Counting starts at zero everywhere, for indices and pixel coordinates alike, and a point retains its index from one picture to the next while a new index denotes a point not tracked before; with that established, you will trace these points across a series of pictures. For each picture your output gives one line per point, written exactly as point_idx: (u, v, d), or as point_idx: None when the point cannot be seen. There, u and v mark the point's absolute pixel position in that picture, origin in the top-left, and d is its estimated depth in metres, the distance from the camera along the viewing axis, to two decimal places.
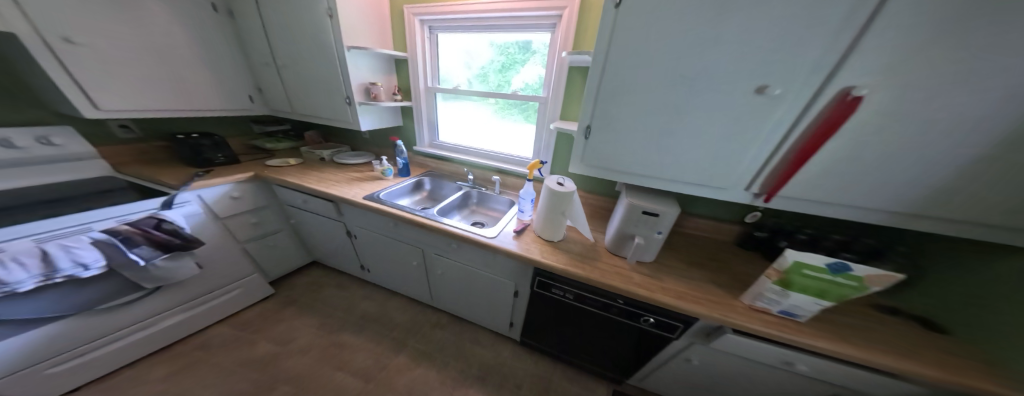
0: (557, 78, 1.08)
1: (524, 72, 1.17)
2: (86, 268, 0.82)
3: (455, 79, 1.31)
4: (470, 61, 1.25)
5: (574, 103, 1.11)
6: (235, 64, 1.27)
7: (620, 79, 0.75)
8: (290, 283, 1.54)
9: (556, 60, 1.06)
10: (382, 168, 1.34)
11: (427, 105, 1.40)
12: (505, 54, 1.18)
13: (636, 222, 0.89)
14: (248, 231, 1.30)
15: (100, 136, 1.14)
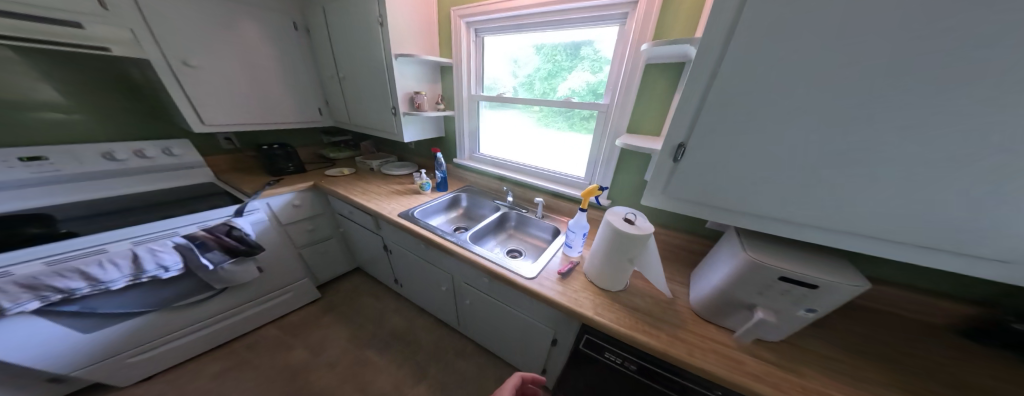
0: (629, 81, 0.85)
1: (576, 77, 1.00)
2: (166, 270, 0.87)
3: (496, 87, 1.21)
4: (516, 66, 1.13)
5: (646, 111, 0.86)
6: (310, 79, 1.35)
7: (752, 81, 0.51)
8: (335, 288, 1.58)
9: (631, 58, 0.83)
10: (421, 182, 1.27)
11: (467, 115, 1.32)
12: (555, 56, 1.02)
13: (758, 290, 0.60)
14: (305, 238, 1.35)
15: (210, 145, 1.30)
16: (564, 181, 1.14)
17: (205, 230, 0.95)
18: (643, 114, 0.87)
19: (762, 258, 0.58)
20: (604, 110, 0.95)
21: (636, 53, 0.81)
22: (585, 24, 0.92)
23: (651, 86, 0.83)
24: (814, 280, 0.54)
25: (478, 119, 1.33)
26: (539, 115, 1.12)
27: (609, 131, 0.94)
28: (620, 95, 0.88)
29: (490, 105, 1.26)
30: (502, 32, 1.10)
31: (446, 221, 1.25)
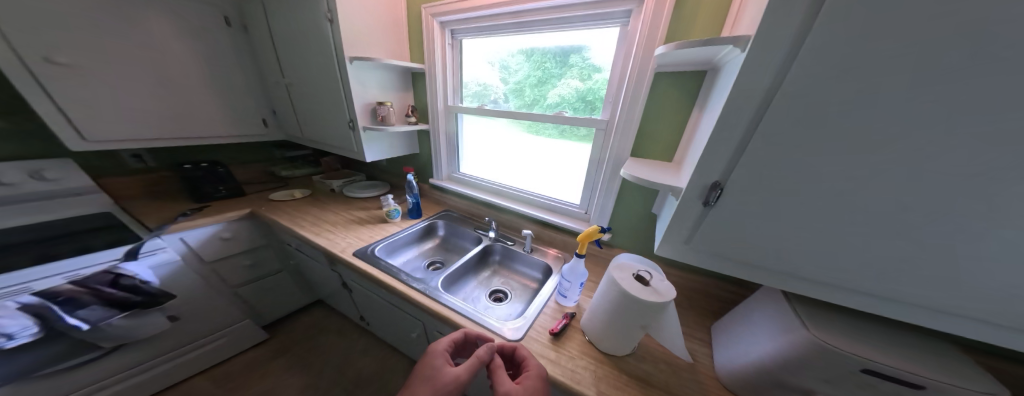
0: (633, 98, 0.70)
1: (568, 89, 0.86)
2: (10, 339, 0.66)
3: (484, 91, 1.04)
4: (506, 71, 0.96)
5: (655, 133, 0.71)
6: (249, 84, 1.15)
7: (833, 101, 0.35)
8: (291, 324, 1.36)
9: (635, 70, 0.68)
10: (387, 208, 1.10)
11: (449, 128, 1.15)
12: (541, 66, 0.88)
13: (825, 377, 0.44)
14: (241, 274, 1.14)
15: (107, 166, 1.04)
16: (556, 209, 1.00)
17: (77, 283, 0.73)
18: (650, 136, 0.72)
19: (826, 337, 0.44)
20: (606, 129, 0.81)
21: (644, 63, 0.67)
22: (578, 24, 0.78)
23: (663, 103, 0.67)
24: (916, 378, 0.40)
25: (460, 134, 1.17)
26: (529, 127, 0.97)
27: (610, 156, 0.79)
28: (624, 113, 0.73)
29: (473, 118, 1.11)
30: (482, 34, 0.95)
31: (415, 254, 1.09)
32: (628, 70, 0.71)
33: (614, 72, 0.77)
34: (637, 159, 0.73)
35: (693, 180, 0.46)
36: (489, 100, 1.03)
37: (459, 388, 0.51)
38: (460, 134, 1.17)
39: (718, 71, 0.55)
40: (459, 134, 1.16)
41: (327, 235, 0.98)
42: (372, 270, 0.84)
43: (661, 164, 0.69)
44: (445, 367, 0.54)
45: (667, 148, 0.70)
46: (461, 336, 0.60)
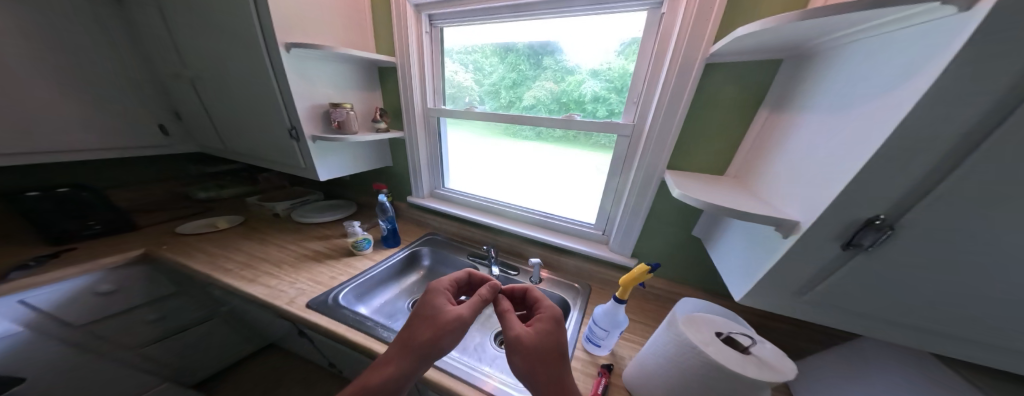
0: (672, 100, 0.56)
1: (543, 91, 0.76)
2: None
3: (459, 91, 0.88)
4: (478, 71, 0.83)
5: (705, 143, 0.57)
6: (135, 80, 0.87)
7: None
8: (236, 377, 1.02)
9: (676, 65, 0.54)
10: (354, 238, 0.85)
11: (430, 135, 0.95)
12: (515, 68, 0.78)
13: None
14: (145, 333, 0.85)
15: None
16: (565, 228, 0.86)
17: None
18: (695, 146, 0.58)
19: None
20: (631, 136, 0.68)
21: (690, 56, 0.53)
22: (585, 11, 0.65)
23: (718, 105, 0.54)
24: None
25: (444, 142, 0.97)
26: (510, 138, 0.87)
27: (638, 168, 0.65)
28: (655, 118, 0.59)
29: (460, 123, 0.92)
30: (470, 20, 0.77)
31: (395, 293, 0.86)
32: (666, 65, 0.57)
33: (642, 66, 0.63)
34: (676, 172, 0.60)
35: (817, 213, 0.32)
36: (465, 104, 0.88)
37: (460, 326, 0.52)
38: (444, 143, 0.97)
39: (807, 61, 0.43)
40: (444, 142, 0.97)
41: (267, 282, 0.72)
42: (337, 328, 0.60)
43: (714, 180, 0.55)
44: (447, 306, 0.54)
45: (719, 161, 0.57)
46: (464, 277, 0.61)
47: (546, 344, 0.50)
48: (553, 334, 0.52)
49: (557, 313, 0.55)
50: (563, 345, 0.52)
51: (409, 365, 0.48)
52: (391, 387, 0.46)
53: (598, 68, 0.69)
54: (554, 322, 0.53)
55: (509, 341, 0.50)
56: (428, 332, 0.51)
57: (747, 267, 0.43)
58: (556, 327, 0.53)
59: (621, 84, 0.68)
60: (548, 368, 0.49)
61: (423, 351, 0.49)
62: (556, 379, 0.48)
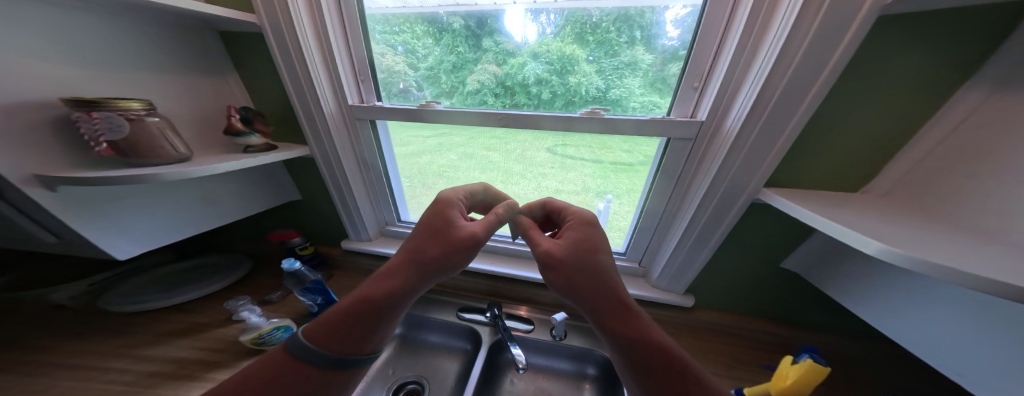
0: (786, 93, 0.39)
1: (486, 77, 0.57)
2: None
3: (389, 76, 0.60)
4: (411, 55, 0.57)
5: (836, 148, 0.41)
6: None
7: None
8: None
9: (805, 42, 0.36)
10: (250, 336, 0.52)
11: (358, 142, 0.65)
12: (452, 50, 0.56)
13: None
14: None
15: None
16: None
17: None
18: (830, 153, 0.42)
19: None
20: (695, 141, 0.50)
21: (839, 30, 0.34)
22: None
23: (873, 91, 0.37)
24: None
25: (387, 152, 0.69)
26: (460, 138, 0.64)
27: (708, 189, 0.49)
28: (745, 121, 0.42)
29: (407, 126, 0.64)
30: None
31: None
32: (774, 43, 0.38)
33: (730, 40, 0.44)
34: (780, 190, 0.45)
35: None
36: (400, 93, 0.61)
37: (473, 245, 0.44)
38: (389, 155, 0.69)
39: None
40: (388, 153, 0.69)
41: None
42: None
43: (858, 201, 0.41)
44: (458, 217, 0.46)
45: (849, 169, 0.43)
46: (481, 187, 0.52)
47: (578, 253, 0.42)
48: (590, 240, 0.44)
49: (592, 219, 0.46)
50: (605, 255, 0.43)
51: (411, 280, 0.43)
52: (389, 302, 0.41)
53: (537, 46, 0.53)
54: (590, 229, 0.45)
55: (535, 257, 0.44)
56: (436, 247, 0.44)
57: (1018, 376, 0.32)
58: (593, 236, 0.45)
59: (565, 67, 0.54)
60: (586, 279, 0.42)
61: (426, 266, 0.43)
62: (596, 289, 0.41)
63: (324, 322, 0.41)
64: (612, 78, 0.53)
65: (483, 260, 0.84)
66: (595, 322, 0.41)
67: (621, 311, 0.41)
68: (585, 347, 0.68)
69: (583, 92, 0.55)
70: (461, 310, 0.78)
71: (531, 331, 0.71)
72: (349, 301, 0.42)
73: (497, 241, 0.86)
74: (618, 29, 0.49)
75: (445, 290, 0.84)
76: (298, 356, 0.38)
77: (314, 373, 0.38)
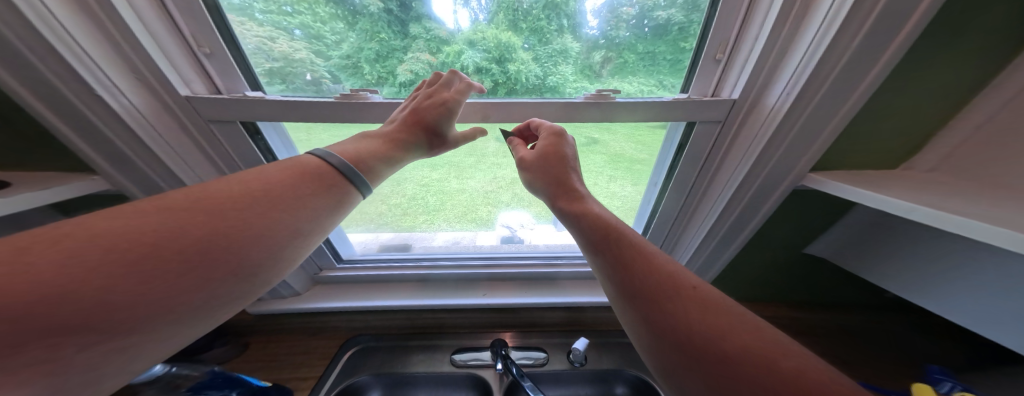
0: (851, 64, 0.34)
1: (420, 67, 0.50)
2: None
3: (289, 66, 0.46)
4: (316, 40, 0.45)
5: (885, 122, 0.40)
6: None
7: None
8: None
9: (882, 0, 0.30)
10: None
11: (215, 140, 0.47)
12: (373, 36, 0.46)
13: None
14: None
15: None
16: (557, 254, 0.75)
17: None
18: (878, 129, 0.41)
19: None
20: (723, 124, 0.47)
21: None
22: None
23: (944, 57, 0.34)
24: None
25: (290, 155, 0.57)
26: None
27: (745, 183, 0.46)
28: (795, 105, 0.38)
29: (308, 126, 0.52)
30: None
31: None
32: (840, 2, 0.32)
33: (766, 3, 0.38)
34: (824, 174, 0.43)
35: None
36: (309, 86, 0.48)
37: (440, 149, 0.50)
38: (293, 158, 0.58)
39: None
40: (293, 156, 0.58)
41: None
42: None
43: (895, 181, 0.41)
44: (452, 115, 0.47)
45: (893, 145, 0.42)
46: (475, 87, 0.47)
47: (547, 158, 0.47)
48: (559, 148, 0.48)
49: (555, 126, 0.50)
50: (567, 155, 0.49)
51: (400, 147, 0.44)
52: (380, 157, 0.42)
53: (471, 34, 0.48)
54: (553, 134, 0.48)
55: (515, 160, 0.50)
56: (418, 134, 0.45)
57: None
58: (555, 139, 0.48)
59: (503, 54, 0.50)
60: (544, 168, 0.47)
61: (432, 138, 0.47)
62: (560, 181, 0.48)
63: (352, 148, 0.43)
64: (549, 64, 0.50)
65: (474, 293, 0.71)
66: (550, 199, 0.48)
67: (574, 189, 0.47)
68: (613, 368, 0.59)
69: (525, 81, 0.51)
70: (454, 352, 0.63)
71: (547, 362, 0.60)
72: (365, 144, 0.43)
73: (485, 264, 0.74)
74: (548, 16, 0.47)
75: (426, 328, 0.69)
76: (322, 180, 0.38)
77: (301, 208, 0.35)
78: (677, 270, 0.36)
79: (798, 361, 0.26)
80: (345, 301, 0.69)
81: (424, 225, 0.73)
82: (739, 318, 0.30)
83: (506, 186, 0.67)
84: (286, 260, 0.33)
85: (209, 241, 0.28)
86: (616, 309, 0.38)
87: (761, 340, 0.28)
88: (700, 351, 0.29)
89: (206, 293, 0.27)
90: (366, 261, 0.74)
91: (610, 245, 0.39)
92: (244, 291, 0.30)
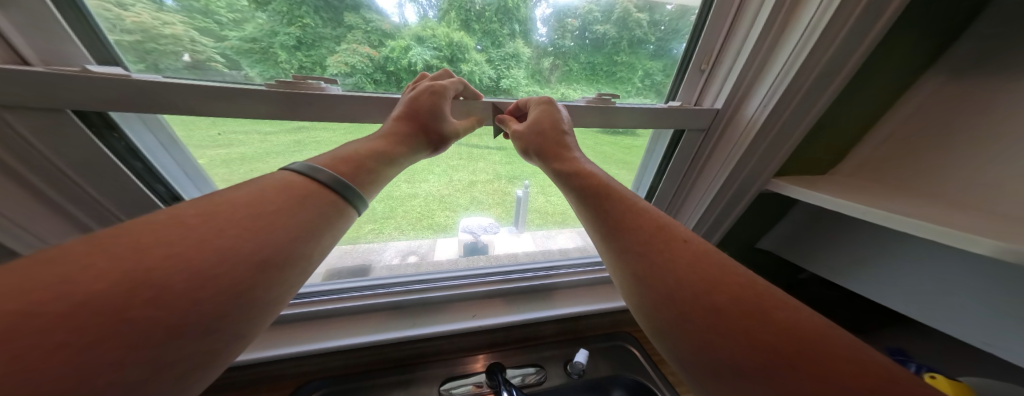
0: (818, 80, 0.41)
1: (357, 60, 0.45)
2: None
3: (151, 42, 0.37)
4: (201, 16, 0.38)
5: (825, 133, 0.51)
6: None
7: None
8: None
9: (845, 27, 0.37)
10: None
11: (19, 138, 0.31)
12: (294, 20, 0.41)
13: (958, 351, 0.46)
14: None
15: None
16: (553, 264, 0.76)
17: None
18: (822, 137, 0.51)
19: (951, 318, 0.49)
20: (708, 130, 0.53)
21: (854, 39, 0.38)
22: None
23: (869, 80, 0.45)
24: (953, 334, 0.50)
25: (167, 155, 0.44)
26: (333, 135, 0.48)
27: (727, 186, 0.55)
28: (770, 120, 0.46)
29: (212, 123, 0.41)
30: None
31: None
32: (807, 38, 0.39)
33: (747, 23, 0.44)
34: (784, 179, 0.53)
35: None
36: (188, 68, 0.39)
37: (441, 143, 0.44)
38: (173, 160, 0.45)
39: (896, 62, 0.44)
40: (172, 156, 0.44)
41: None
42: None
43: (828, 183, 0.52)
44: (445, 103, 0.42)
45: (828, 153, 0.54)
46: (461, 82, 0.46)
47: (539, 126, 0.43)
48: (552, 119, 0.44)
49: (544, 97, 0.47)
50: (561, 123, 0.44)
51: (401, 143, 0.40)
52: (388, 158, 0.38)
53: (419, 29, 0.46)
54: (545, 102, 0.46)
55: (508, 135, 0.45)
56: (416, 128, 0.41)
57: (977, 302, 0.46)
58: (545, 108, 0.45)
59: (455, 54, 0.49)
60: (536, 136, 0.43)
61: (429, 137, 0.43)
62: (556, 145, 0.43)
63: (333, 156, 0.35)
64: (501, 68, 0.51)
65: (462, 315, 0.63)
66: (542, 163, 0.44)
67: (566, 149, 0.43)
68: (610, 374, 0.62)
69: (479, 82, 0.51)
70: (443, 382, 0.57)
71: (544, 380, 0.59)
72: (350, 149, 0.36)
73: (483, 282, 0.68)
74: (500, 20, 0.48)
75: (406, 359, 0.60)
76: (295, 191, 0.29)
77: (281, 229, 0.26)
78: (671, 224, 0.33)
79: (790, 315, 0.24)
80: (305, 344, 0.54)
81: (370, 236, 0.68)
82: (735, 273, 0.27)
83: (464, 190, 0.68)
84: (265, 302, 0.24)
85: (153, 284, 0.20)
86: (608, 267, 0.34)
87: (755, 295, 0.26)
88: (687, 304, 0.27)
89: (141, 366, 0.18)
90: (314, 294, 0.60)
91: (605, 202, 0.36)
92: (197, 357, 0.21)
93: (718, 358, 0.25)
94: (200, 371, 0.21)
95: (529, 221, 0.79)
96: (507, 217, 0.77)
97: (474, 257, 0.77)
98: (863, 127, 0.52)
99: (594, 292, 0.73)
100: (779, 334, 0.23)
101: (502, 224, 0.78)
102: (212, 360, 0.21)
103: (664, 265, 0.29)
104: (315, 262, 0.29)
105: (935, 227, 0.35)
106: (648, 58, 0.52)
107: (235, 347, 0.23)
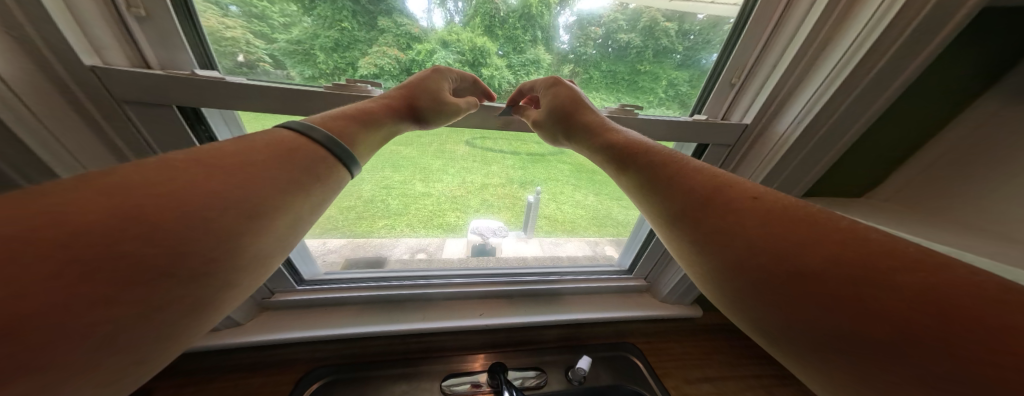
0: (859, 97, 0.41)
1: (386, 62, 0.49)
2: None
3: (214, 43, 0.41)
4: (257, 21, 0.42)
5: (852, 156, 0.50)
6: None
7: None
8: None
9: (891, 48, 0.37)
10: None
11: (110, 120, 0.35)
12: (333, 24, 0.45)
13: None
14: None
15: None
16: (553, 270, 0.74)
17: None
18: (849, 159, 0.50)
19: None
20: (732, 146, 0.53)
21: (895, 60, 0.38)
22: None
23: (904, 103, 0.44)
24: None
25: None
26: None
27: None
28: (808, 133, 0.45)
29: (252, 116, 0.45)
30: None
31: None
32: (846, 60, 0.39)
33: (782, 41, 0.44)
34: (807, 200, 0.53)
35: None
36: (242, 67, 0.43)
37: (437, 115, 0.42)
38: None
39: (933, 84, 0.43)
40: None
41: None
42: None
43: (855, 209, 0.50)
44: (444, 80, 0.45)
45: (854, 176, 0.53)
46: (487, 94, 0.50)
47: (563, 106, 0.45)
48: (574, 98, 0.45)
49: (551, 78, 0.50)
50: (580, 100, 0.46)
51: (390, 109, 0.40)
52: (377, 120, 0.37)
53: (445, 33, 0.49)
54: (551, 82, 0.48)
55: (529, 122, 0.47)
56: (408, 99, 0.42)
57: None
58: (554, 87, 0.48)
59: (476, 58, 0.52)
60: (563, 118, 0.44)
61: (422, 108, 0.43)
62: (594, 121, 0.43)
63: (323, 116, 0.34)
64: (522, 75, 0.54)
65: (469, 314, 0.65)
66: (579, 146, 0.45)
67: (600, 125, 0.42)
68: (611, 383, 0.62)
69: (498, 86, 0.54)
70: (444, 378, 0.58)
71: (545, 384, 0.60)
72: (339, 112, 0.35)
73: (490, 284, 0.69)
74: (523, 26, 0.50)
75: (410, 352, 0.61)
76: (282, 145, 0.28)
77: (263, 176, 0.25)
78: (730, 182, 0.29)
79: (924, 275, 0.19)
80: (321, 330, 0.58)
81: (382, 231, 0.71)
82: (824, 229, 0.23)
83: (475, 191, 0.72)
84: (248, 255, 0.23)
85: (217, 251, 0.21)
86: (667, 240, 0.32)
87: (862, 251, 0.21)
88: (767, 272, 0.23)
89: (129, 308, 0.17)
90: (333, 282, 0.63)
91: (650, 166, 0.34)
92: (189, 299, 0.20)
93: (821, 332, 0.21)
94: (188, 316, 0.20)
95: (539, 227, 0.81)
96: (516, 222, 0.79)
97: (484, 258, 0.78)
98: (894, 152, 0.51)
99: (593, 300, 0.74)
100: (912, 296, 0.18)
101: (511, 228, 0.80)
102: (195, 308, 0.20)
103: (724, 229, 0.26)
104: (299, 211, 0.28)
105: (979, 260, 0.33)
106: (674, 68, 0.54)
107: (226, 295, 0.22)
